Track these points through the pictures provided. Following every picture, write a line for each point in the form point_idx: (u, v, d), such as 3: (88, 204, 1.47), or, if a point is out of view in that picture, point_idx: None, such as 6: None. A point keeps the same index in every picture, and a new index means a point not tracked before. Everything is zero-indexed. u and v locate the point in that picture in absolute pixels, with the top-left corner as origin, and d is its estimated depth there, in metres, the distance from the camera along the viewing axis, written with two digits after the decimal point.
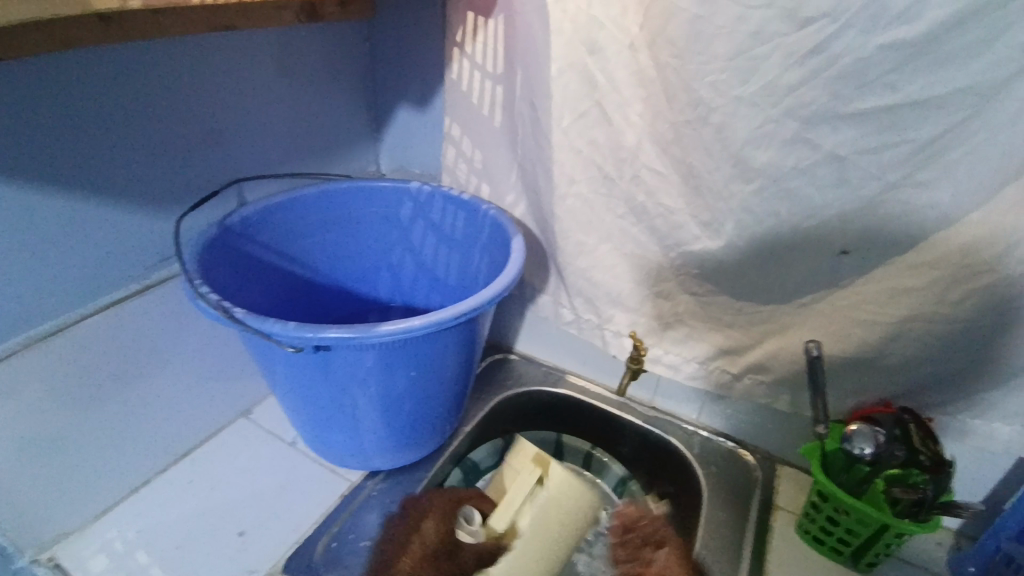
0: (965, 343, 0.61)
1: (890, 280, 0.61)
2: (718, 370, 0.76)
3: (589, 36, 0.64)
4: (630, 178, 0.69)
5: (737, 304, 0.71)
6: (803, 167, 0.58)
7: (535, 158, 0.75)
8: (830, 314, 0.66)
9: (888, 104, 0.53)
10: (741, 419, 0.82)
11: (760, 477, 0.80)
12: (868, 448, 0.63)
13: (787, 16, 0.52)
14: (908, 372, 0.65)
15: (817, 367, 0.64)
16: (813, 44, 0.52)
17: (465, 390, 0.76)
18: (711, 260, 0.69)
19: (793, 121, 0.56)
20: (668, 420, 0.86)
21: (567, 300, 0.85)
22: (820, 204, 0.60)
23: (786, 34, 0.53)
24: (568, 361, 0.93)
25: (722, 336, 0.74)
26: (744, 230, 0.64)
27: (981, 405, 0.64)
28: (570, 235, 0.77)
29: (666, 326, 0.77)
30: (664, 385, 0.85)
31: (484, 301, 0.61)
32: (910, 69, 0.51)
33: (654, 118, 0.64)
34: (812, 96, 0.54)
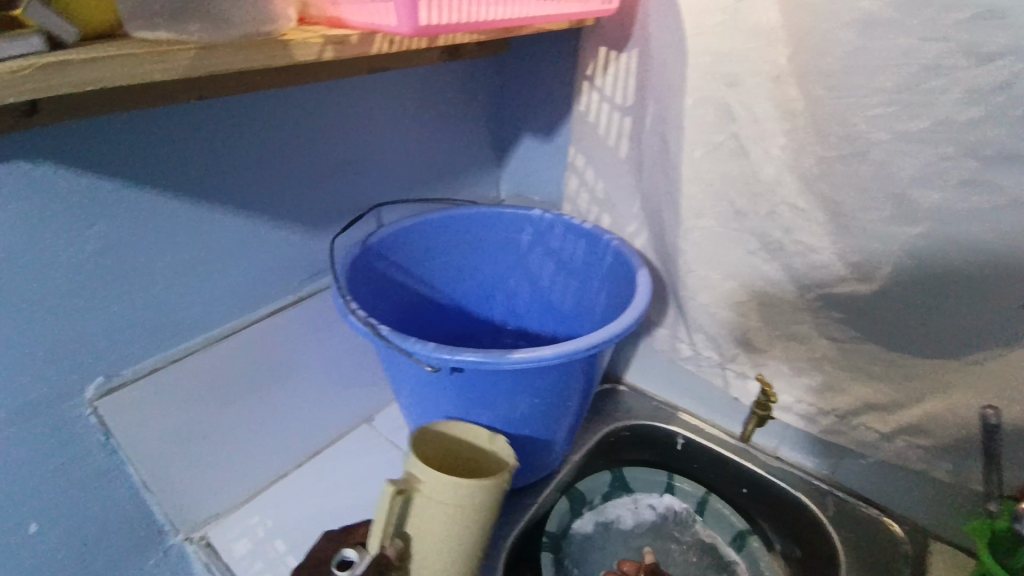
0: None
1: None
2: (859, 425, 0.69)
3: (728, 68, 0.62)
4: (766, 214, 0.66)
5: (886, 354, 0.64)
6: (981, 210, 0.53)
7: (661, 189, 0.74)
8: (1007, 374, 0.58)
9: None
10: (882, 483, 0.75)
11: (908, 551, 0.71)
12: None
13: (966, 51, 0.49)
14: None
15: (994, 445, 0.60)
16: (1001, 78, 0.49)
17: (579, 421, 0.76)
18: (859, 305, 0.63)
19: (970, 161, 0.52)
20: (794, 473, 0.80)
21: (685, 335, 0.82)
22: (1001, 251, 0.53)
23: (966, 68, 0.50)
24: (682, 398, 0.90)
25: (866, 387, 0.67)
26: (902, 274, 0.59)
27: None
28: (695, 269, 0.75)
29: (799, 371, 0.72)
30: (792, 434, 0.79)
31: (610, 335, 0.61)
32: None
33: (798, 152, 0.61)
34: (994, 135, 0.50)
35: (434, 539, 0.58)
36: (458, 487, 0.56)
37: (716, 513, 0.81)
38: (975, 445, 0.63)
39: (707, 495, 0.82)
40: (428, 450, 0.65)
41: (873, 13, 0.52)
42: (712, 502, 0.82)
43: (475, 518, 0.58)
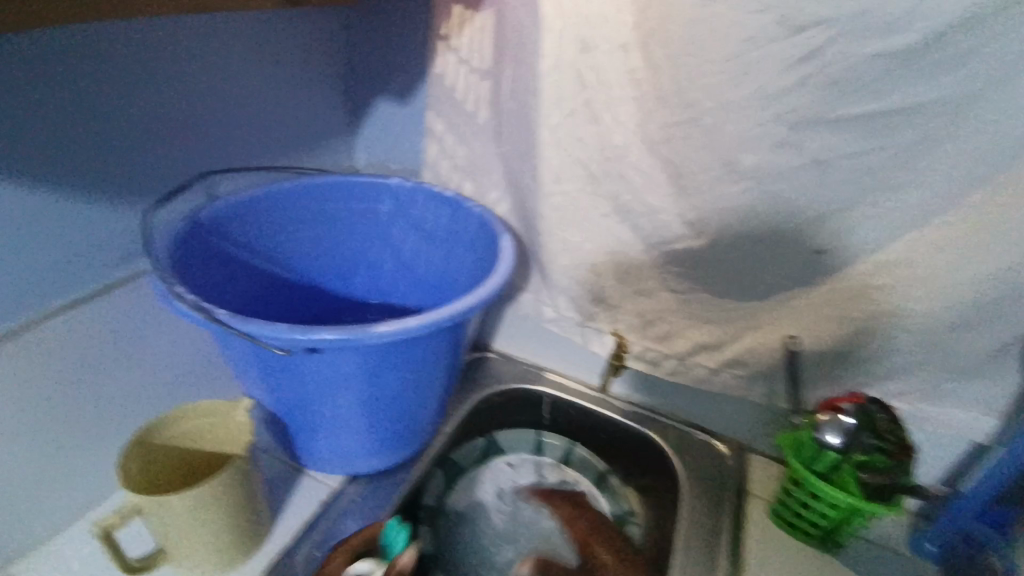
0: (944, 340, 0.61)
1: (875, 276, 0.61)
2: (695, 363, 0.78)
3: (584, 33, 0.64)
4: (618, 176, 0.70)
5: (717, 301, 0.73)
6: (786, 170, 0.60)
7: (521, 155, 0.76)
8: (810, 310, 0.67)
9: (877, 110, 0.54)
10: (713, 412, 0.86)
11: (734, 466, 0.82)
12: (837, 437, 0.65)
13: (788, 24, 0.54)
14: (877, 367, 0.66)
15: (793, 360, 0.70)
16: (805, 52, 0.54)
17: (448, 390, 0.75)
18: (694, 258, 0.71)
19: (781, 126, 0.58)
20: (643, 415, 0.88)
21: (548, 299, 0.85)
22: (802, 204, 0.61)
23: (785, 41, 0.54)
24: (547, 358, 0.94)
25: (703, 332, 0.76)
26: (726, 228, 0.66)
27: (950, 397, 0.65)
28: (555, 233, 0.77)
29: (646, 322, 0.79)
30: (641, 378, 0.88)
31: (477, 301, 0.61)
32: (901, 77, 0.53)
33: (645, 118, 0.65)
34: (798, 104, 0.56)
35: (176, 544, 0.56)
36: (184, 507, 0.53)
37: (580, 460, 0.87)
38: (784, 369, 0.73)
39: (571, 445, 0.87)
40: (164, 450, 0.59)
41: None
42: (577, 452, 0.87)
43: (219, 519, 0.56)
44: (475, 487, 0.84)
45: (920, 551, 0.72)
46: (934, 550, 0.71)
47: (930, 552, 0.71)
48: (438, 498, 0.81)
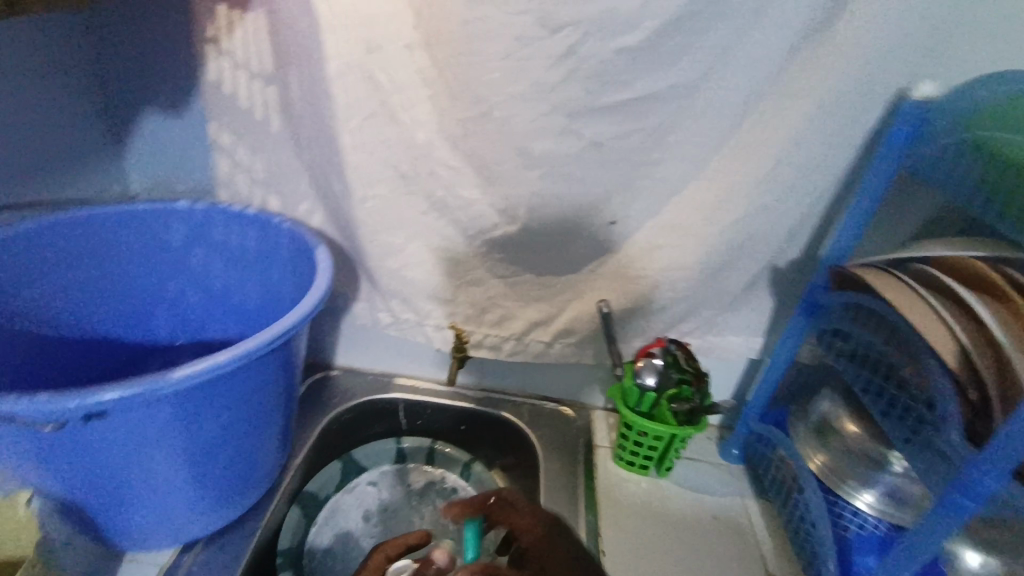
0: (715, 279, 0.73)
1: (657, 239, 0.71)
2: (531, 340, 0.83)
3: (365, 34, 0.64)
4: (428, 174, 0.71)
5: (540, 279, 0.79)
6: (572, 154, 0.66)
7: (325, 162, 0.72)
8: (616, 275, 0.75)
9: (635, 95, 0.62)
10: (557, 381, 0.92)
11: (581, 425, 0.90)
12: (650, 377, 0.76)
13: (546, 23, 0.59)
14: (674, 311, 0.77)
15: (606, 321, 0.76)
16: (567, 47, 0.60)
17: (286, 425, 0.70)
18: (512, 243, 0.75)
19: (560, 115, 0.63)
20: (496, 399, 0.92)
21: (383, 305, 0.83)
22: (593, 183, 0.68)
23: (546, 39, 0.60)
24: (394, 364, 0.93)
25: (533, 310, 0.81)
26: (534, 212, 0.72)
27: (728, 327, 0.79)
28: (376, 238, 0.76)
29: (481, 310, 0.82)
30: (488, 366, 0.91)
31: (291, 326, 0.58)
32: (646, 66, 0.60)
33: (442, 115, 0.67)
34: (570, 94, 0.62)
35: None
36: None
37: (441, 458, 0.88)
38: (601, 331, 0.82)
39: (432, 444, 0.88)
40: None
41: None
42: (439, 451, 0.88)
43: None
44: (339, 515, 0.81)
45: (728, 456, 0.85)
46: (737, 453, 0.85)
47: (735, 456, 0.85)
48: (299, 537, 0.77)
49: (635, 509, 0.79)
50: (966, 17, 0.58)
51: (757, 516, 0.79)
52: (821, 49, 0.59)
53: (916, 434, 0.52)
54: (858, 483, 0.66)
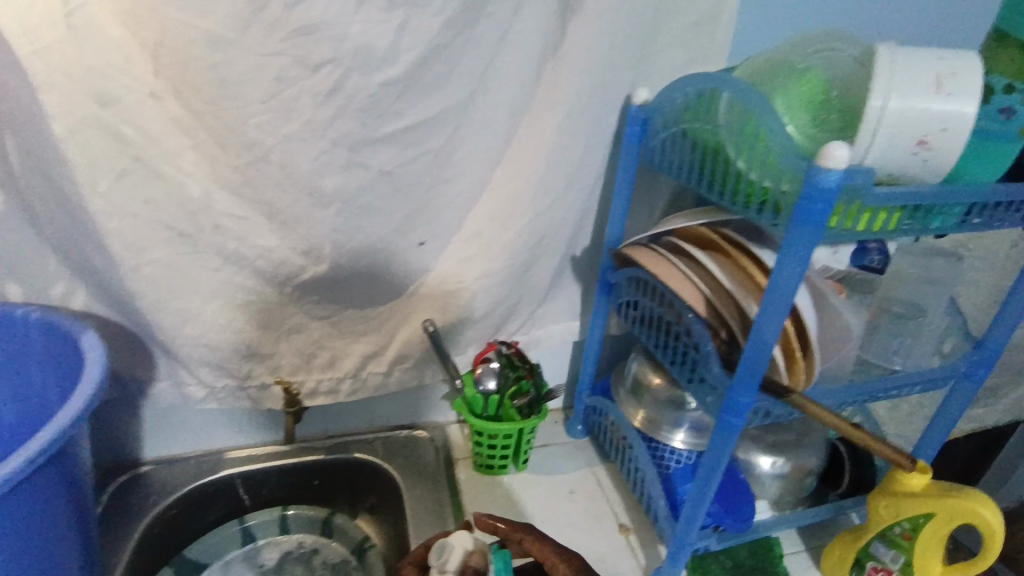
0: (522, 280, 0.79)
1: (464, 250, 0.75)
2: (368, 375, 0.82)
3: (97, 86, 0.57)
4: (213, 228, 0.66)
5: (363, 311, 0.79)
6: (363, 186, 0.65)
7: (78, 235, 0.63)
8: (435, 293, 0.78)
9: (411, 123, 0.62)
10: (405, 407, 0.91)
11: (438, 443, 0.90)
12: (490, 380, 0.82)
13: (303, 62, 0.56)
14: (495, 315, 0.81)
15: (437, 339, 0.78)
16: (331, 83, 0.57)
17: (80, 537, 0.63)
18: (326, 282, 0.74)
19: (342, 149, 0.62)
20: (346, 441, 0.88)
21: (191, 377, 0.75)
22: (391, 210, 0.69)
23: (307, 77, 0.57)
24: (223, 438, 0.84)
25: (364, 344, 0.80)
26: (339, 248, 0.70)
27: (546, 318, 0.87)
28: (166, 306, 0.68)
29: (309, 355, 0.79)
30: (330, 411, 0.87)
31: (55, 439, 0.52)
32: (411, 96, 0.61)
33: (213, 165, 0.62)
34: (346, 128, 0.60)
35: None
36: None
37: (297, 521, 0.86)
38: (433, 351, 0.82)
39: (284, 510, 0.87)
40: None
41: (212, 29, 0.54)
42: (292, 515, 0.86)
43: None
44: None
45: (575, 432, 0.93)
46: (580, 428, 0.93)
47: (580, 431, 0.93)
48: None
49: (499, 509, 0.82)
50: (673, 25, 0.65)
51: (604, 478, 0.87)
52: (560, 63, 0.65)
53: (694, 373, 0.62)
54: (669, 427, 0.77)
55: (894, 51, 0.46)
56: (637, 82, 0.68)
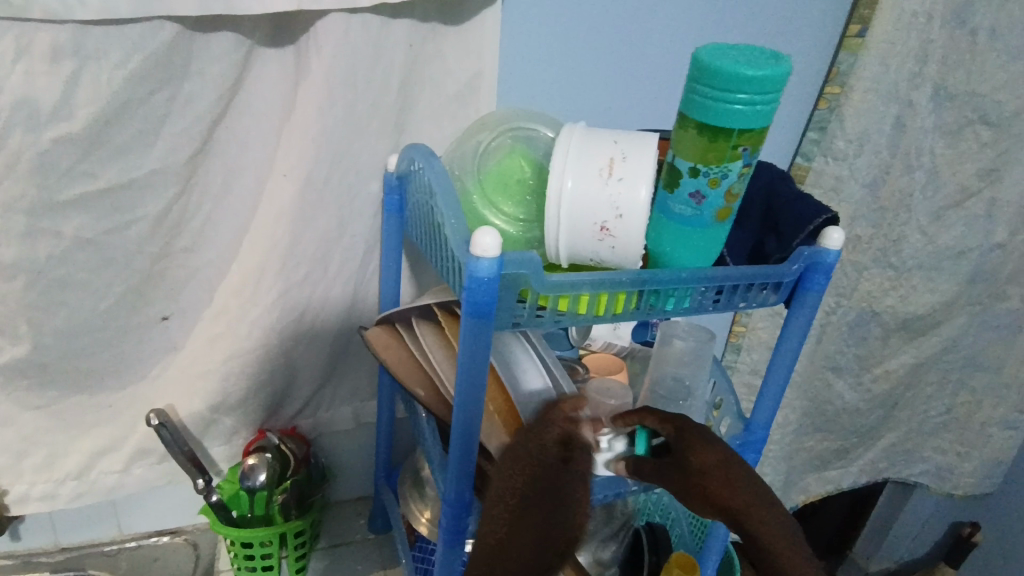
0: (287, 362, 0.70)
1: (213, 326, 0.65)
2: (98, 475, 0.68)
3: None
4: None
5: (94, 398, 0.66)
6: (56, 255, 0.56)
7: None
8: (185, 374, 0.67)
9: (103, 187, 0.55)
10: (166, 511, 0.76)
11: (199, 549, 0.78)
12: (263, 476, 0.70)
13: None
14: (257, 401, 0.71)
15: (164, 435, 0.65)
16: None
17: None
18: (32, 366, 0.61)
19: (16, 214, 0.53)
20: (80, 555, 0.74)
21: None
22: (103, 283, 0.59)
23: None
24: None
25: (92, 437, 0.67)
26: (36, 328, 0.59)
27: (334, 400, 0.78)
28: None
29: (18, 453, 0.65)
30: (61, 519, 0.73)
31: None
32: (96, 157, 0.53)
33: None
34: (16, 190, 0.52)
35: None
36: None
37: None
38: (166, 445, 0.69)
39: None
40: None
41: None
42: None
43: None
44: None
45: (375, 528, 0.83)
46: (380, 523, 0.82)
47: (379, 526, 0.82)
48: None
49: None
50: (423, 98, 0.64)
51: None
52: (285, 128, 0.61)
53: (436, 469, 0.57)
54: None
55: (573, 135, 0.46)
56: (397, 148, 0.65)
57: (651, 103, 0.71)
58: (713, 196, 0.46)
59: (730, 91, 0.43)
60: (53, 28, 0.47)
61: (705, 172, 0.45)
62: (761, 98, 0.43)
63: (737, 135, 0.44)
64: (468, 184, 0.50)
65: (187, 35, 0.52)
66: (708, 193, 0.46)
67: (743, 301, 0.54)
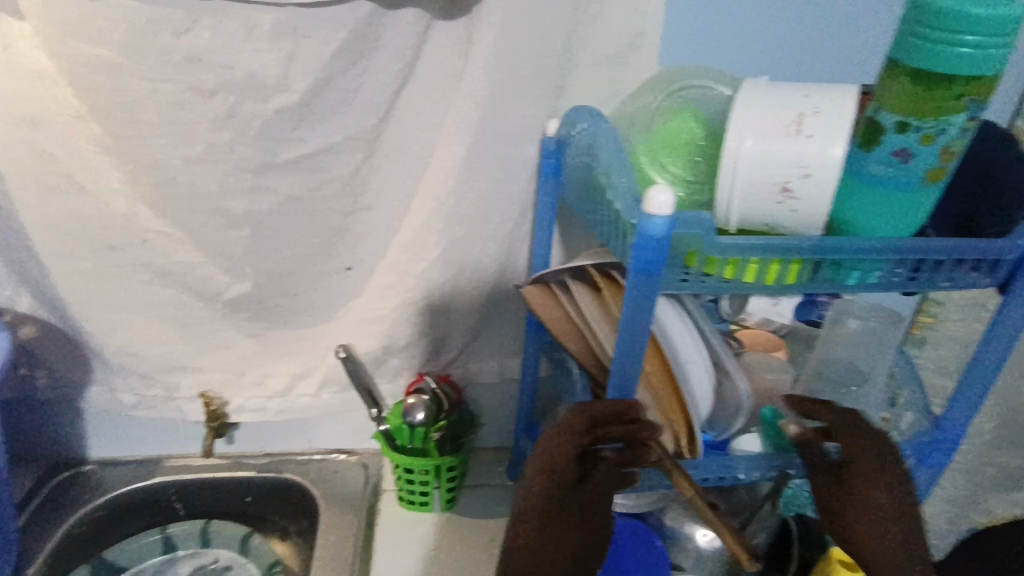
0: (447, 312, 0.77)
1: (386, 279, 0.74)
2: (296, 396, 0.82)
3: (21, 110, 0.60)
4: (138, 244, 0.68)
5: (292, 331, 0.78)
6: (272, 209, 0.67)
7: (15, 244, 0.67)
8: (362, 317, 0.77)
9: (306, 151, 0.63)
10: (344, 434, 0.90)
11: (368, 471, 0.89)
12: (421, 413, 0.79)
13: (196, 90, 0.58)
14: (421, 346, 0.80)
15: (349, 366, 0.77)
16: (224, 109, 0.59)
17: None
18: (252, 301, 0.74)
19: (243, 172, 0.63)
20: (281, 459, 0.90)
21: (124, 383, 0.78)
22: (304, 234, 0.70)
23: (199, 103, 0.59)
24: (163, 446, 0.87)
25: (291, 364, 0.80)
26: (257, 271, 0.72)
27: (483, 353, 0.84)
28: (98, 315, 0.73)
29: (239, 370, 0.80)
30: (266, 429, 0.88)
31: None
32: (302, 123, 0.62)
33: (134, 185, 0.64)
34: (246, 152, 0.62)
35: None
36: None
37: (216, 538, 0.84)
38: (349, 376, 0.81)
39: (205, 525, 0.84)
40: None
41: (108, 57, 0.57)
42: (214, 528, 0.84)
43: None
44: None
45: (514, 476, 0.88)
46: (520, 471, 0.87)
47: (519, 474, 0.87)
48: None
49: (414, 551, 0.78)
50: (583, 60, 0.64)
51: None
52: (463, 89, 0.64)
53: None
54: None
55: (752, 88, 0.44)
56: (554, 113, 0.66)
57: (848, 43, 0.65)
58: (923, 153, 0.41)
59: (958, 30, 0.38)
60: (277, 11, 0.56)
61: (917, 126, 0.41)
62: (996, 40, 0.38)
63: (964, 83, 0.40)
64: (634, 147, 0.50)
65: (381, 12, 0.59)
66: (918, 149, 0.41)
67: (947, 280, 0.48)
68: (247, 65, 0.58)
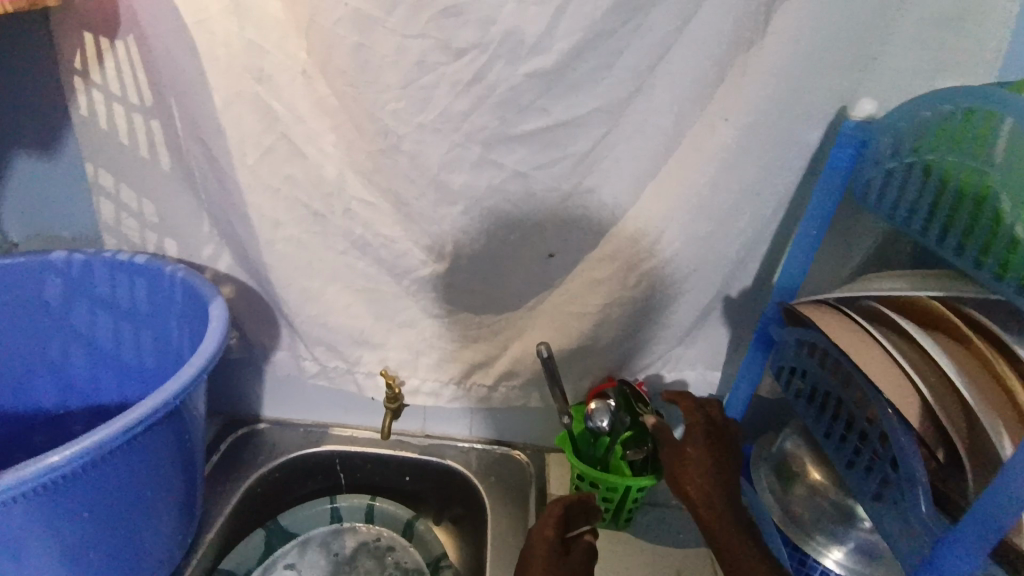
0: (659, 314, 0.67)
1: (596, 271, 0.64)
2: (472, 385, 0.75)
3: (252, 61, 0.55)
4: (343, 213, 0.63)
5: (477, 319, 0.71)
6: (494, 186, 0.59)
7: (222, 203, 0.63)
8: (558, 310, 0.68)
9: (547, 124, 0.55)
10: (510, 426, 0.84)
11: (534, 472, 0.83)
12: (604, 419, 0.69)
13: (445, 48, 0.52)
14: (620, 349, 0.70)
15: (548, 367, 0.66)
16: (471, 73, 0.53)
17: (176, 506, 0.61)
18: (444, 284, 0.67)
19: (475, 145, 0.56)
20: (443, 444, 0.85)
21: (306, 351, 0.74)
22: (520, 215, 0.61)
23: (446, 65, 0.53)
24: (331, 415, 0.86)
25: (471, 352, 0.73)
26: (460, 252, 0.64)
27: (683, 362, 0.73)
28: (291, 283, 0.67)
29: (419, 352, 0.73)
30: (432, 412, 0.84)
31: (158, 406, 0.51)
32: (554, 93, 0.54)
33: (351, 150, 0.59)
34: (483, 121, 0.55)
35: None
36: None
37: (383, 516, 0.82)
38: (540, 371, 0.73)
39: (372, 501, 0.82)
40: None
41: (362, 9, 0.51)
42: (381, 507, 0.82)
43: None
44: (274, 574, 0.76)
45: None
46: None
47: None
48: None
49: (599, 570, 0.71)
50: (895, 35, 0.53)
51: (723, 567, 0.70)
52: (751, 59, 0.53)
53: (884, 489, 0.48)
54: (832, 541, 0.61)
55: None
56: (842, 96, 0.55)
57: None
58: None
59: None
60: None
61: None
62: None
63: None
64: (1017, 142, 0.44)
65: None
66: None
67: None
68: (507, 24, 0.51)
